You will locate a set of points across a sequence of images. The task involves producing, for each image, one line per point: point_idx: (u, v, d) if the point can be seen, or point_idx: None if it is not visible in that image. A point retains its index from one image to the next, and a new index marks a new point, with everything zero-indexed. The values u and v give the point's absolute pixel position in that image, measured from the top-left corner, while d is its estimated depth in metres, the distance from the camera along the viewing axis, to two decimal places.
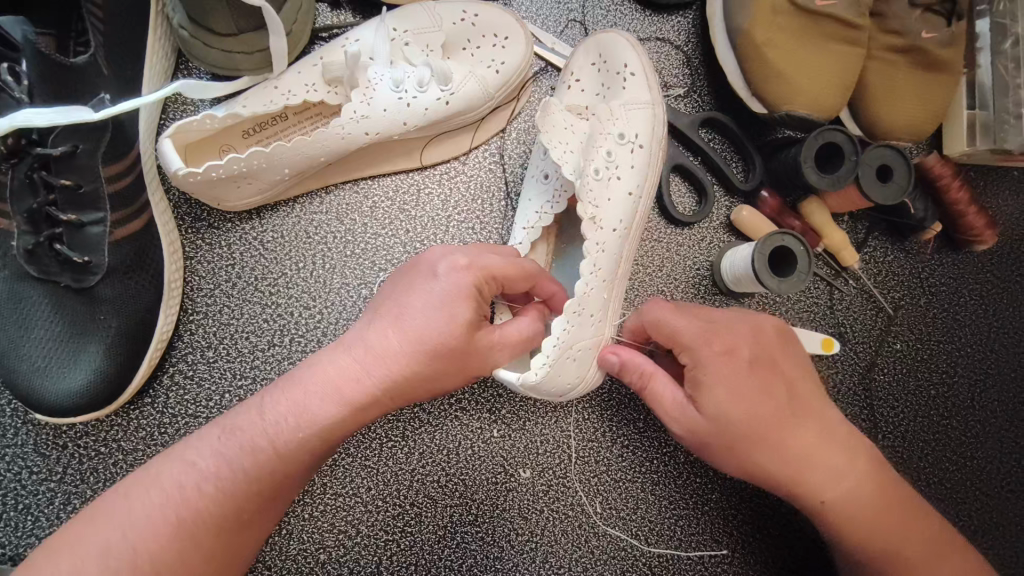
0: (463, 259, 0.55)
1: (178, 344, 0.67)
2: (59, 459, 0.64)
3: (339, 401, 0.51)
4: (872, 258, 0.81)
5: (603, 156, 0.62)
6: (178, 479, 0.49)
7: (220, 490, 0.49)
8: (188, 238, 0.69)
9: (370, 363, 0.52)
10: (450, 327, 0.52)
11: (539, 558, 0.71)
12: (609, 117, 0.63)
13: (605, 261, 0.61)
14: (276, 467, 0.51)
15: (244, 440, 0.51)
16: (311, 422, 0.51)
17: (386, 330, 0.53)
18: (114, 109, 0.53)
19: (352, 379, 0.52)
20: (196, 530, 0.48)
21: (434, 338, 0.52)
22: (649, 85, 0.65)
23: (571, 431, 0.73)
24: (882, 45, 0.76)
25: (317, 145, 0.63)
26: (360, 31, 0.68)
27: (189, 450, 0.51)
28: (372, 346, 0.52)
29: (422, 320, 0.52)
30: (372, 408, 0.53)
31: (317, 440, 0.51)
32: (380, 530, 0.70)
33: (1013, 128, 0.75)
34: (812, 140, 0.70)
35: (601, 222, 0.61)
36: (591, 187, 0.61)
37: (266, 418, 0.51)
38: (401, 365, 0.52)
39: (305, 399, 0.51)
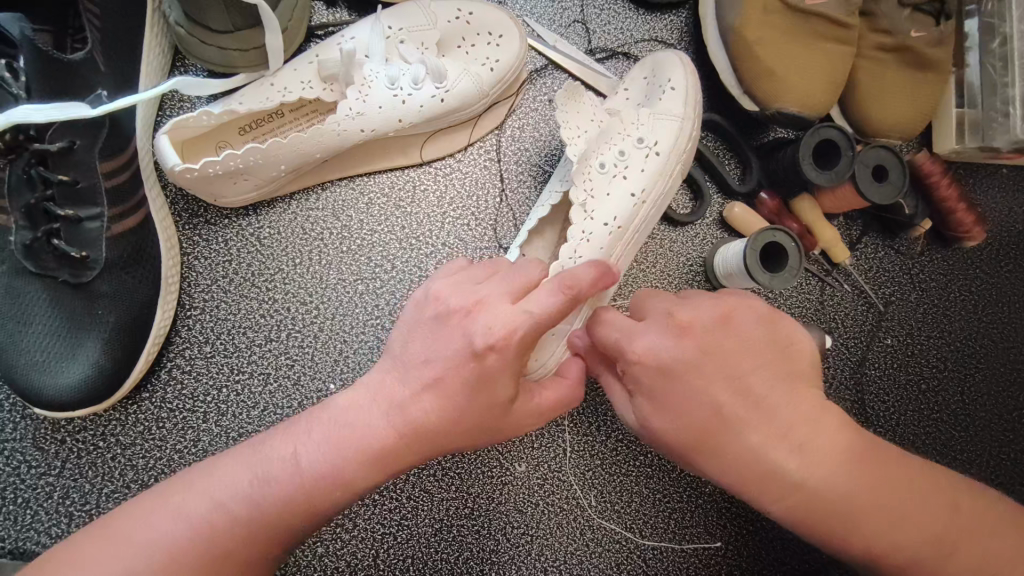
0: (504, 332, 0.49)
1: (175, 339, 0.68)
2: (58, 454, 0.65)
3: (373, 465, 0.50)
4: (863, 254, 0.82)
5: (614, 153, 0.64)
6: (206, 514, 0.48)
7: (244, 528, 0.48)
8: (185, 234, 0.69)
9: (403, 430, 0.51)
10: (489, 404, 0.51)
11: (534, 552, 0.72)
12: (633, 118, 0.66)
13: (586, 252, 0.63)
14: (300, 515, 0.49)
15: (274, 487, 0.49)
16: (343, 479, 0.50)
17: (421, 393, 0.51)
18: (111, 106, 0.54)
19: (386, 442, 0.51)
20: (216, 563, 0.48)
21: (474, 416, 0.51)
22: (687, 99, 0.66)
23: (566, 426, 0.74)
24: (873, 43, 0.77)
25: (313, 141, 0.64)
26: (355, 29, 0.69)
27: (216, 488, 0.49)
28: (405, 408, 0.51)
29: (459, 397, 0.51)
30: (402, 466, 0.52)
31: (346, 494, 0.51)
32: (377, 524, 0.70)
33: (1001, 125, 0.76)
34: (809, 138, 0.71)
35: (593, 212, 0.63)
36: (592, 176, 0.63)
37: (298, 466, 0.50)
38: (431, 432, 0.51)
39: (338, 453, 0.50)
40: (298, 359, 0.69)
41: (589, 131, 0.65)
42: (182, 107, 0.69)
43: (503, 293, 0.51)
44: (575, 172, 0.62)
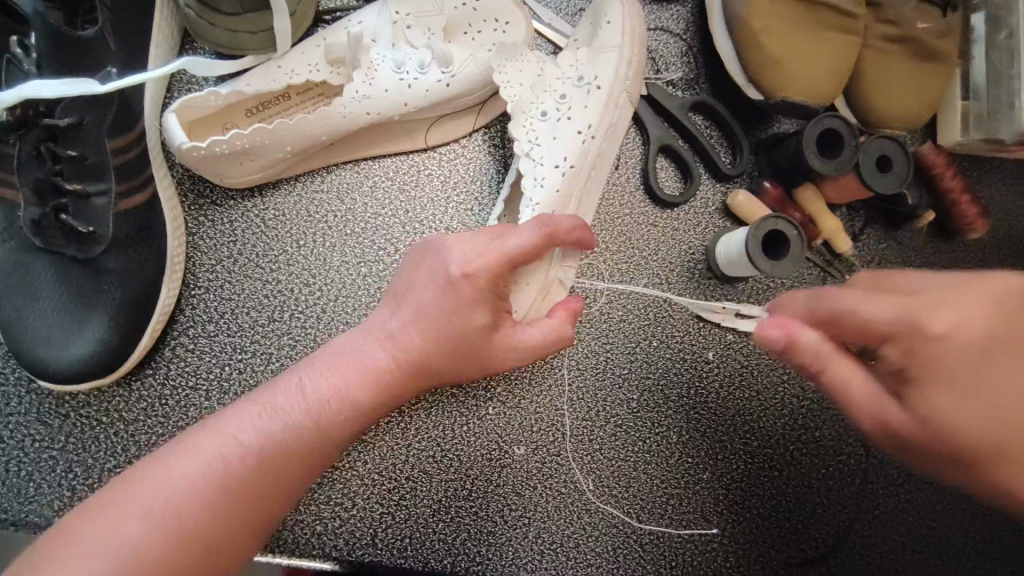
0: (474, 257, 0.56)
1: (180, 318, 0.68)
2: (62, 428, 0.66)
3: (374, 384, 0.56)
4: (866, 246, 0.82)
5: (554, 98, 0.66)
6: (220, 450, 0.49)
7: (264, 463, 0.50)
8: (191, 215, 0.70)
9: (399, 355, 0.57)
10: (470, 328, 0.57)
11: (532, 535, 0.72)
12: (565, 60, 0.67)
13: (541, 197, 0.64)
14: (312, 445, 0.52)
15: (285, 417, 0.52)
16: (349, 403, 0.55)
17: (407, 322, 0.57)
18: (120, 82, 0.55)
19: (383, 369, 0.56)
20: (239, 499, 0.48)
21: (456, 338, 0.57)
22: (625, 28, 0.66)
23: (566, 410, 0.74)
24: (879, 35, 0.77)
25: (320, 123, 0.65)
26: (364, 13, 0.70)
27: (229, 422, 0.51)
28: (398, 338, 0.57)
29: (437, 322, 0.57)
30: (401, 394, 0.58)
31: (352, 422, 0.55)
32: (376, 504, 0.71)
33: (1006, 117, 0.76)
34: (813, 128, 0.71)
35: (538, 157, 0.65)
36: (532, 125, 0.66)
37: (303, 397, 0.54)
38: (428, 357, 0.57)
39: (342, 378, 0.55)
40: (301, 339, 0.70)
41: (527, 81, 0.67)
42: (190, 88, 0.70)
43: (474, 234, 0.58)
44: (514, 126, 0.66)
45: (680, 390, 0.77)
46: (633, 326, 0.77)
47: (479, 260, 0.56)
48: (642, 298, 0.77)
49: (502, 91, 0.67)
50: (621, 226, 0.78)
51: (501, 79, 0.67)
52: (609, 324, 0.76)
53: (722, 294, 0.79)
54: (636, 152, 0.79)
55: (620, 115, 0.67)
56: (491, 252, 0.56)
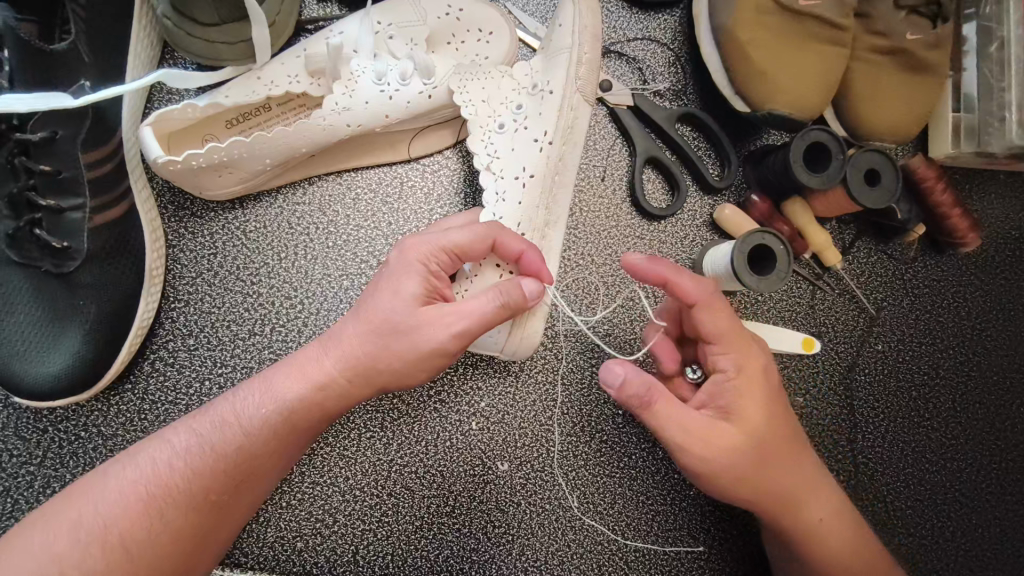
0: (408, 244, 0.57)
1: (159, 331, 0.68)
2: (39, 444, 0.65)
3: (303, 379, 0.55)
4: (855, 259, 0.82)
5: (511, 109, 0.66)
6: (150, 455, 0.52)
7: (189, 464, 0.51)
8: (171, 227, 0.69)
9: (331, 347, 0.56)
10: (401, 305, 0.55)
11: (515, 551, 0.71)
12: (519, 70, 0.68)
13: (507, 210, 0.64)
14: (243, 445, 0.52)
15: (216, 416, 0.54)
16: (277, 399, 0.54)
17: (348, 319, 0.57)
18: (94, 96, 0.54)
19: (315, 362, 0.55)
20: (164, 500, 0.50)
21: (387, 316, 0.55)
22: (580, 27, 0.65)
23: (551, 425, 0.73)
24: (869, 46, 0.76)
25: (299, 134, 0.64)
26: (345, 23, 0.69)
27: (165, 431, 0.54)
28: (333, 334, 0.56)
29: (371, 307, 0.56)
30: (336, 390, 0.55)
31: (282, 420, 0.53)
32: (357, 520, 0.70)
33: (996, 131, 0.75)
34: (798, 142, 0.71)
35: (499, 170, 0.65)
36: (491, 138, 0.66)
37: (235, 398, 0.55)
38: (363, 346, 0.55)
39: (279, 379, 0.55)
40: (281, 353, 0.69)
41: (486, 94, 0.66)
42: (171, 99, 0.70)
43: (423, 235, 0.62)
44: (474, 142, 0.66)
45: None
46: (618, 340, 0.76)
47: (410, 246, 0.57)
48: (629, 311, 0.77)
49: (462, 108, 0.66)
50: (608, 239, 0.78)
51: (461, 95, 0.66)
52: (594, 338, 0.75)
53: None
54: (623, 164, 0.79)
55: (582, 115, 0.64)
56: (424, 238, 0.57)
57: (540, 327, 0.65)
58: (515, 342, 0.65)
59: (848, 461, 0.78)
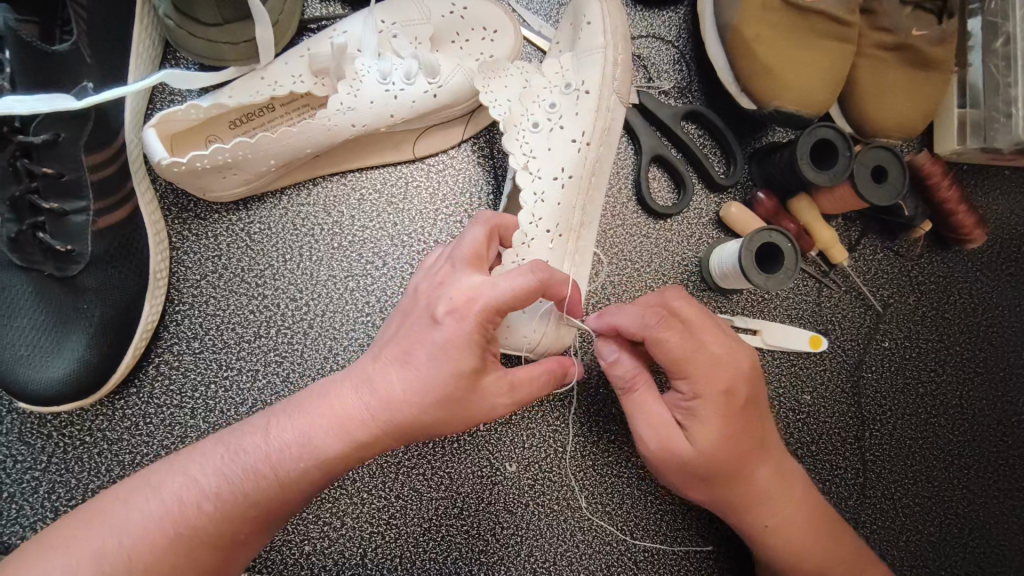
0: (462, 297, 0.52)
1: (163, 335, 0.67)
2: (43, 448, 0.64)
3: (343, 436, 0.51)
4: (862, 256, 0.81)
5: (544, 108, 0.65)
6: (178, 492, 0.50)
7: (218, 506, 0.49)
8: (174, 229, 0.69)
9: (375, 405, 0.52)
10: (453, 378, 0.51)
11: (524, 552, 0.71)
12: (549, 67, 0.67)
13: (544, 211, 0.63)
14: (273, 491, 0.50)
15: (244, 463, 0.51)
16: (316, 455, 0.51)
17: (396, 376, 0.52)
18: (98, 97, 0.54)
19: (354, 414, 0.52)
20: (190, 538, 0.49)
21: (442, 387, 0.51)
22: (605, 30, 0.66)
23: (558, 425, 0.73)
24: (874, 43, 0.76)
25: (304, 135, 0.63)
26: (349, 22, 0.68)
27: (190, 463, 0.51)
28: (377, 387, 0.52)
29: (423, 369, 0.52)
30: (373, 446, 0.53)
31: (319, 473, 0.51)
32: (364, 523, 0.69)
33: (1003, 127, 0.75)
34: (805, 138, 0.70)
35: (537, 170, 0.64)
36: (525, 137, 0.64)
37: (266, 441, 0.51)
38: (412, 414, 0.52)
39: (316, 427, 0.51)
40: (287, 356, 0.68)
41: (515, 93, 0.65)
42: (173, 100, 0.69)
43: (463, 266, 0.55)
44: (507, 140, 0.64)
45: None
46: None
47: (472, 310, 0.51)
48: None
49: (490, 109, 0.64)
50: (614, 238, 0.77)
51: (488, 95, 0.64)
52: None
53: (716, 306, 0.78)
54: (628, 162, 0.78)
55: (614, 117, 0.67)
56: (479, 293, 0.52)
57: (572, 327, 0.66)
58: (551, 340, 0.64)
59: (855, 459, 0.78)
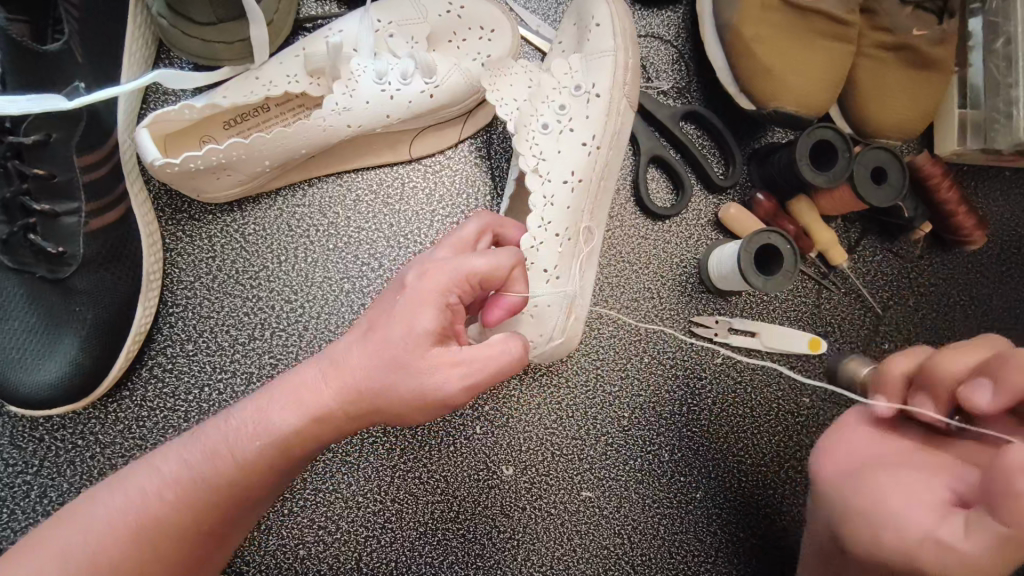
0: (420, 265, 0.51)
1: (157, 337, 0.67)
2: (35, 452, 0.64)
3: (300, 412, 0.50)
4: (861, 258, 0.81)
5: (553, 110, 0.64)
6: (139, 484, 0.49)
7: (178, 493, 0.49)
8: (168, 230, 0.68)
9: (331, 377, 0.50)
10: (407, 342, 0.49)
11: (520, 556, 0.71)
12: (559, 68, 0.66)
13: (553, 215, 0.63)
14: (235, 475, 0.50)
15: (205, 448, 0.51)
16: (275, 436, 0.50)
17: (353, 346, 0.51)
18: (89, 98, 0.53)
19: (311, 390, 0.50)
20: (151, 527, 0.48)
21: (396, 351, 0.49)
22: (615, 32, 0.66)
23: (555, 428, 0.72)
24: (872, 42, 0.75)
25: (298, 136, 0.63)
26: (344, 22, 0.67)
27: (154, 455, 0.51)
28: (334, 360, 0.51)
29: (379, 337, 0.50)
30: (333, 421, 0.50)
31: (279, 454, 0.50)
32: (360, 527, 0.69)
33: (1003, 127, 0.74)
34: (806, 139, 0.70)
35: (548, 173, 0.63)
36: (535, 139, 0.63)
37: (227, 426, 0.51)
38: (368, 384, 0.50)
39: (275, 408, 0.50)
40: (282, 358, 0.68)
41: (522, 94, 0.65)
42: (167, 100, 0.68)
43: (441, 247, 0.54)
44: (518, 142, 0.63)
45: (672, 407, 0.75)
46: (623, 341, 0.75)
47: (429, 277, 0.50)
48: (634, 312, 0.75)
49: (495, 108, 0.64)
50: (613, 239, 0.76)
51: (494, 94, 0.64)
52: (599, 341, 0.74)
53: (715, 308, 0.77)
54: (627, 163, 0.78)
55: (624, 121, 0.67)
56: (438, 264, 0.51)
57: (580, 327, 0.67)
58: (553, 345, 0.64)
59: None
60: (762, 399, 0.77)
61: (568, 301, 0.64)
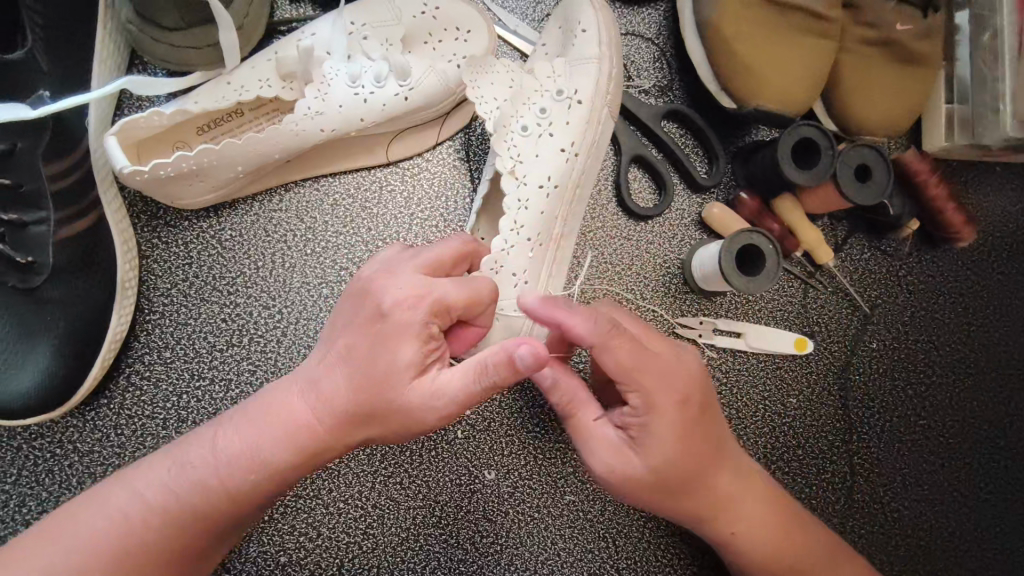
0: (409, 291, 0.51)
1: (134, 345, 0.66)
2: (13, 461, 0.63)
3: (291, 446, 0.51)
4: (849, 256, 0.80)
5: (534, 113, 0.64)
6: (124, 505, 0.50)
7: (165, 518, 0.50)
8: (144, 237, 0.68)
9: (320, 410, 0.51)
10: (390, 371, 0.50)
11: (504, 561, 0.70)
12: (543, 70, 0.65)
13: (526, 219, 0.63)
14: (226, 503, 0.51)
15: (192, 475, 0.50)
16: (263, 464, 0.50)
17: (338, 371, 0.51)
18: (54, 107, 0.53)
19: (301, 420, 0.51)
20: (138, 549, 0.49)
21: (380, 377, 0.50)
22: (603, 40, 0.65)
23: (537, 431, 0.72)
24: (857, 37, 0.74)
25: (271, 141, 0.62)
26: (318, 25, 0.67)
27: (138, 476, 0.51)
28: (321, 387, 0.51)
29: (362, 361, 0.51)
30: (324, 452, 0.52)
31: (268, 481, 0.51)
32: (341, 533, 0.68)
33: (991, 123, 0.73)
34: (787, 137, 0.69)
35: (525, 176, 0.63)
36: (514, 140, 0.63)
37: (213, 454, 0.51)
38: (353, 409, 0.50)
39: (263, 437, 0.51)
40: (260, 364, 0.67)
41: (504, 95, 0.63)
42: (141, 106, 0.68)
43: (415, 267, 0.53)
44: (496, 141, 0.63)
45: None
46: None
47: (407, 305, 0.50)
48: None
49: (478, 105, 0.63)
50: (595, 240, 0.76)
51: (476, 93, 0.63)
52: None
53: (700, 309, 0.76)
54: (609, 163, 0.77)
55: (604, 129, 0.66)
56: (418, 288, 0.51)
57: (545, 331, 0.67)
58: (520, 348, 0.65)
59: (844, 463, 0.77)
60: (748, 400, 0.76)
61: None
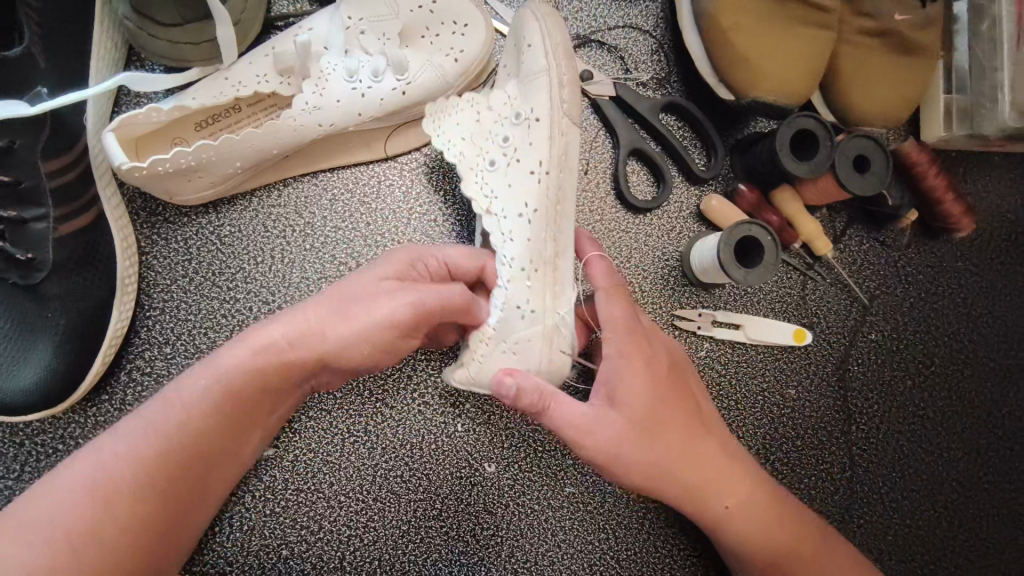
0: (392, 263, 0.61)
1: (134, 341, 0.66)
2: (15, 458, 0.64)
3: (257, 355, 0.55)
4: (848, 248, 0.80)
5: (499, 145, 0.62)
6: (103, 453, 0.52)
7: (147, 450, 0.52)
8: (144, 233, 0.68)
9: (286, 328, 0.56)
10: (367, 303, 0.57)
11: (504, 553, 0.70)
12: (498, 97, 0.63)
13: (516, 249, 0.60)
14: (203, 424, 0.54)
15: (164, 404, 0.54)
16: (232, 381, 0.54)
17: (305, 304, 0.57)
18: (52, 103, 0.53)
19: (265, 337, 0.56)
20: (123, 482, 0.51)
21: (357, 306, 0.57)
22: (547, 47, 0.61)
23: (536, 423, 0.72)
24: (855, 28, 0.74)
25: (271, 136, 0.62)
26: (315, 20, 0.67)
27: (110, 428, 0.53)
28: (287, 313, 0.57)
29: (336, 300, 0.57)
30: (290, 363, 0.56)
31: (237, 399, 0.54)
32: (342, 526, 0.69)
33: (989, 112, 0.73)
34: (785, 128, 0.69)
35: (499, 212, 0.61)
36: (483, 179, 0.62)
37: (180, 383, 0.55)
38: (319, 324, 0.56)
39: (229, 360, 0.55)
40: None
41: (469, 138, 0.63)
42: (138, 102, 0.68)
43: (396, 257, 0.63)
44: (467, 186, 0.62)
45: None
46: None
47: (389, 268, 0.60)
48: None
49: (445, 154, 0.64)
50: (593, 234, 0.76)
51: (441, 137, 0.63)
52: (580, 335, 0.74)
53: (698, 301, 0.76)
54: (607, 156, 0.77)
55: (572, 138, 0.62)
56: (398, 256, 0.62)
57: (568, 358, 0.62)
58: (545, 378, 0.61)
59: (843, 454, 0.77)
60: (746, 391, 0.76)
61: (548, 335, 0.61)
